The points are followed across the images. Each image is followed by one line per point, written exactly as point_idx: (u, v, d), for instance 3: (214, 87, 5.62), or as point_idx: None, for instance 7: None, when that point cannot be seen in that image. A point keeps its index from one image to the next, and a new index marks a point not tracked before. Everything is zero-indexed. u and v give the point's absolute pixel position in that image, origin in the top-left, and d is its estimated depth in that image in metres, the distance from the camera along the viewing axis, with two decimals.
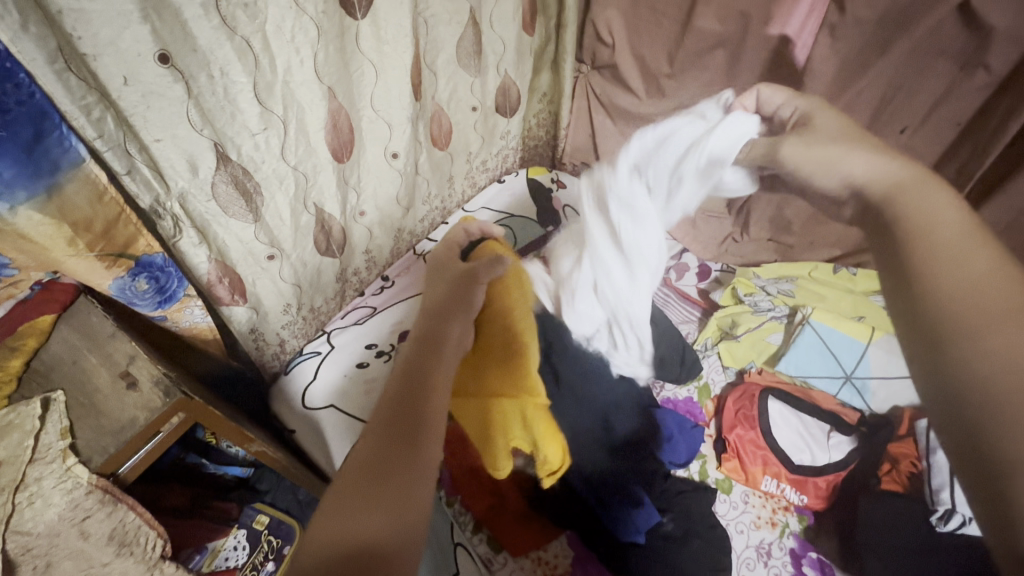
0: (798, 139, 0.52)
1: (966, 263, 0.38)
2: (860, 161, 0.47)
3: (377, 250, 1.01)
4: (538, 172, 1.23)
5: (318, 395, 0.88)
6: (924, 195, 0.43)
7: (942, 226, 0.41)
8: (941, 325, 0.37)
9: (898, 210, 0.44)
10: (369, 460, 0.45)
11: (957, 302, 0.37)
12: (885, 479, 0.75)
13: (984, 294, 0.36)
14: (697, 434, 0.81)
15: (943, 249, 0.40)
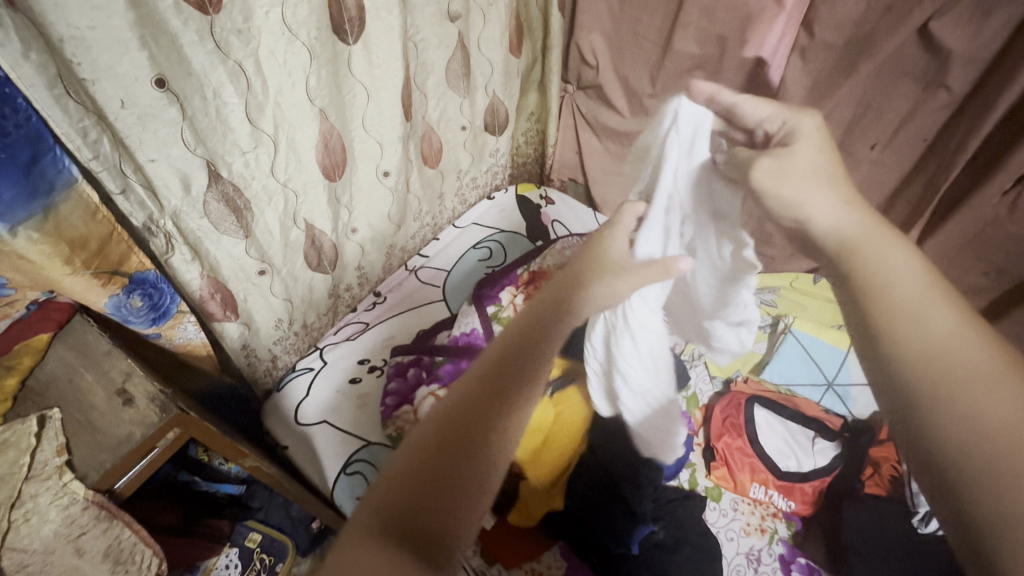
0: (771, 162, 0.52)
1: (929, 320, 0.43)
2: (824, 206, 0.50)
3: (369, 266, 1.03)
4: (527, 188, 1.26)
5: (312, 411, 0.89)
6: (889, 251, 0.48)
7: (905, 281, 0.46)
8: (922, 375, 0.42)
9: (863, 262, 0.48)
10: (427, 455, 0.44)
11: (931, 354, 0.42)
12: (868, 483, 0.77)
13: (946, 352, 0.42)
14: (686, 444, 0.83)
15: (907, 305, 0.45)
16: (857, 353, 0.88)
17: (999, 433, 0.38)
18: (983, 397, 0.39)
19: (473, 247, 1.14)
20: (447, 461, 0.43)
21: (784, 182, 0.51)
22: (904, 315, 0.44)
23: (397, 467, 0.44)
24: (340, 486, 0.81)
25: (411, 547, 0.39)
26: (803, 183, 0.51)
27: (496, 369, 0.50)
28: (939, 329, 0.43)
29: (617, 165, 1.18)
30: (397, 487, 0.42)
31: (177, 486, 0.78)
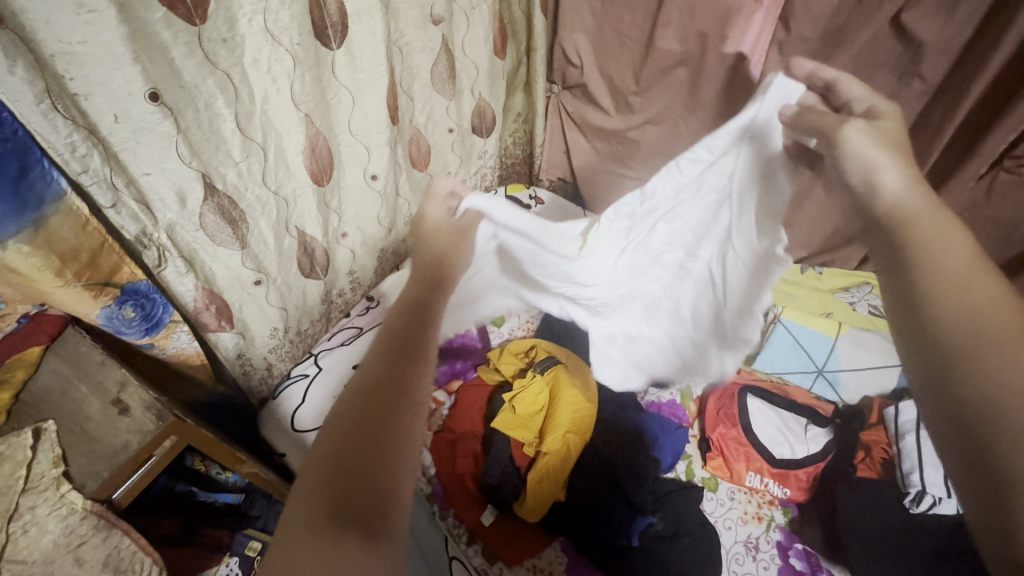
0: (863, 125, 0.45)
1: (971, 293, 0.37)
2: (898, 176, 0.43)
3: (361, 271, 1.03)
4: (517, 188, 1.26)
5: (308, 416, 0.89)
6: (939, 225, 0.41)
7: (950, 254, 0.39)
8: (949, 347, 0.37)
9: (918, 229, 0.41)
10: (343, 455, 0.41)
11: (981, 325, 0.36)
12: (860, 467, 0.77)
13: (994, 325, 0.36)
14: (681, 436, 0.84)
15: (947, 273, 0.39)
16: (844, 340, 0.89)
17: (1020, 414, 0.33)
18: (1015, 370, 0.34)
19: None
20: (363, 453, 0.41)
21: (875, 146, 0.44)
22: (936, 288, 0.38)
23: (326, 465, 0.41)
24: None
25: (350, 538, 0.37)
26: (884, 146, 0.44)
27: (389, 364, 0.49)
28: (983, 294, 0.37)
29: (605, 163, 1.20)
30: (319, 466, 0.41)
31: (176, 497, 0.79)
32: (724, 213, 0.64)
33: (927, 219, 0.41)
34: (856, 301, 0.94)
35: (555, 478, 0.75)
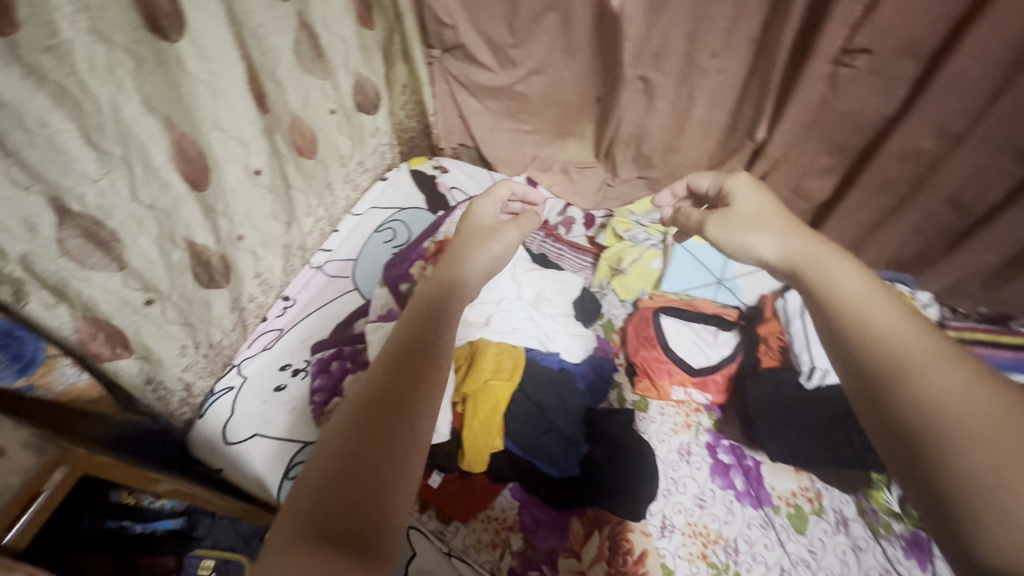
0: (716, 223, 0.75)
1: (872, 315, 0.56)
2: (768, 242, 0.69)
3: (268, 271, 0.97)
4: (419, 162, 1.26)
5: (240, 428, 0.88)
6: (834, 271, 0.62)
7: (847, 290, 0.60)
8: (886, 357, 0.53)
9: (812, 279, 0.63)
10: (337, 476, 0.50)
11: (893, 344, 0.53)
12: (763, 358, 0.85)
13: (894, 342, 0.53)
14: (606, 364, 0.90)
15: (853, 305, 0.58)
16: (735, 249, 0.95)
17: (949, 398, 0.47)
18: (945, 371, 0.49)
19: (375, 231, 1.14)
20: (354, 475, 0.50)
21: (734, 230, 0.72)
22: (851, 317, 0.57)
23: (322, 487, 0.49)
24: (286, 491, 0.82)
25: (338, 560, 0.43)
26: (745, 229, 0.71)
27: (392, 371, 0.60)
28: (882, 321, 0.56)
29: (501, 122, 1.20)
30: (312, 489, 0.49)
31: (107, 534, 0.74)
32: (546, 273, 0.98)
33: (823, 267, 0.63)
34: None
35: (492, 423, 0.79)
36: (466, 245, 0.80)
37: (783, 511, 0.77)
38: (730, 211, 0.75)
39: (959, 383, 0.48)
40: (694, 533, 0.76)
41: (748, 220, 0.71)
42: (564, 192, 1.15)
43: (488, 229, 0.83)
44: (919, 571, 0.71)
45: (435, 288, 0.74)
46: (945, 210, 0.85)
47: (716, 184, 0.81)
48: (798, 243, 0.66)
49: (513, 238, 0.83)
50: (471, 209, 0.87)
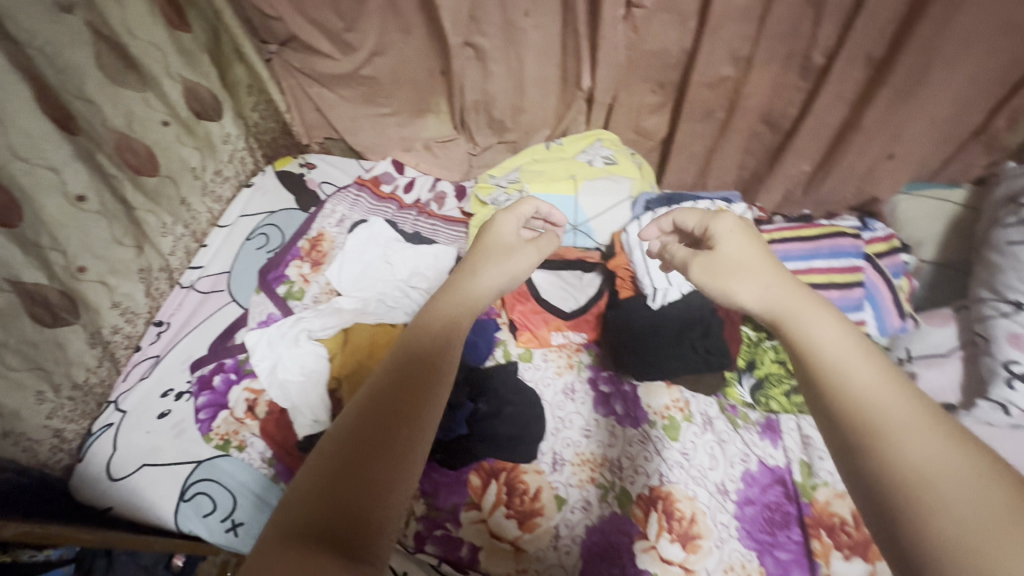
0: (700, 266, 0.57)
1: (857, 368, 0.43)
2: (746, 283, 0.52)
3: (128, 299, 0.93)
4: (284, 162, 1.23)
5: (125, 462, 0.85)
6: (815, 321, 0.47)
7: (826, 344, 0.45)
8: (866, 425, 0.40)
9: (790, 332, 0.48)
10: (343, 464, 0.40)
11: (876, 413, 0.40)
12: (620, 288, 0.89)
13: (879, 407, 0.40)
14: (488, 326, 0.94)
15: (832, 357, 0.45)
16: (582, 193, 0.97)
17: (931, 482, 0.36)
18: (933, 452, 0.37)
19: (247, 239, 1.11)
20: (358, 468, 0.40)
21: (716, 274, 0.55)
22: (831, 378, 0.44)
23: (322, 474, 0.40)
24: (183, 512, 0.81)
25: (333, 559, 0.34)
26: (727, 270, 0.54)
27: (416, 360, 0.50)
28: (864, 386, 0.42)
29: (358, 108, 1.16)
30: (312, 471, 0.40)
31: None
32: (424, 250, 0.98)
33: (802, 315, 0.49)
34: (592, 158, 0.99)
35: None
36: (489, 250, 0.65)
37: (658, 424, 0.84)
38: (712, 253, 0.57)
39: (955, 472, 0.36)
40: (582, 462, 0.82)
41: (730, 263, 0.55)
42: (431, 169, 1.16)
43: (509, 248, 0.66)
44: (772, 449, 0.80)
45: (465, 271, 0.63)
46: (761, 127, 0.93)
47: (700, 220, 0.62)
48: (777, 287, 0.51)
49: (531, 262, 0.66)
50: (492, 222, 0.70)
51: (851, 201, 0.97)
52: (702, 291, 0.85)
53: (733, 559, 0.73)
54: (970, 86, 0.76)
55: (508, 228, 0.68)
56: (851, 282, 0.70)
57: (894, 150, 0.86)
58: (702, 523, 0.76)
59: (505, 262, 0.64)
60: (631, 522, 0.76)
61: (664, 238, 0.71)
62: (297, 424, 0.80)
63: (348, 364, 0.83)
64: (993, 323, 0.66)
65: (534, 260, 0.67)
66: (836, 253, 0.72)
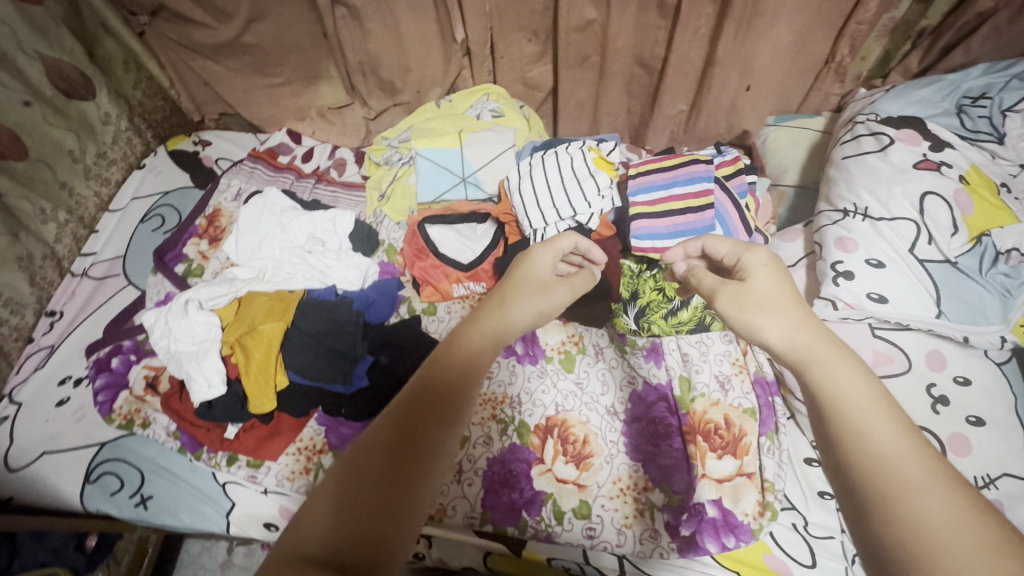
0: (730, 296, 0.52)
1: (876, 422, 0.40)
2: (774, 320, 0.48)
3: (10, 289, 0.91)
4: (177, 141, 1.19)
5: (23, 452, 0.82)
6: (838, 368, 0.44)
7: (849, 392, 0.42)
8: (877, 478, 0.37)
9: (811, 380, 0.44)
10: (365, 504, 0.36)
11: (890, 468, 0.37)
12: (510, 235, 0.94)
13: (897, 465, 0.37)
14: (389, 284, 0.94)
15: (852, 411, 0.41)
16: (468, 145, 0.99)
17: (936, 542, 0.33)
18: (935, 505, 0.35)
19: (142, 221, 1.08)
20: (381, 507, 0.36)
21: (750, 308, 0.50)
22: (849, 429, 0.40)
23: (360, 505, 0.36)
24: (89, 494, 0.80)
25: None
26: (760, 308, 0.50)
27: (453, 382, 0.45)
28: (882, 439, 0.39)
29: (250, 80, 1.10)
30: (325, 500, 0.36)
31: None
32: (318, 213, 0.97)
33: (828, 362, 0.45)
34: (480, 112, 1.03)
35: (267, 363, 0.81)
36: (517, 289, 0.56)
37: (554, 358, 0.89)
38: (742, 284, 0.53)
39: (965, 538, 0.33)
40: (483, 401, 0.85)
41: (761, 298, 0.50)
42: (329, 137, 1.16)
43: (544, 286, 0.57)
44: (655, 368, 0.85)
45: (492, 303, 0.54)
46: (636, 70, 0.97)
47: (733, 250, 0.58)
48: (809, 333, 0.47)
49: (564, 302, 0.58)
50: (524, 254, 0.61)
51: (725, 136, 1.03)
52: (580, 229, 0.88)
53: (621, 472, 0.79)
54: (803, 14, 0.83)
55: (542, 265, 0.59)
56: (704, 205, 0.78)
57: (750, 82, 0.93)
58: (593, 443, 0.81)
59: (538, 298, 0.55)
60: (527, 450, 0.81)
61: (689, 261, 0.66)
62: (193, 393, 0.80)
63: (242, 331, 0.84)
64: (826, 229, 0.73)
65: (566, 297, 0.58)
66: (691, 180, 0.80)
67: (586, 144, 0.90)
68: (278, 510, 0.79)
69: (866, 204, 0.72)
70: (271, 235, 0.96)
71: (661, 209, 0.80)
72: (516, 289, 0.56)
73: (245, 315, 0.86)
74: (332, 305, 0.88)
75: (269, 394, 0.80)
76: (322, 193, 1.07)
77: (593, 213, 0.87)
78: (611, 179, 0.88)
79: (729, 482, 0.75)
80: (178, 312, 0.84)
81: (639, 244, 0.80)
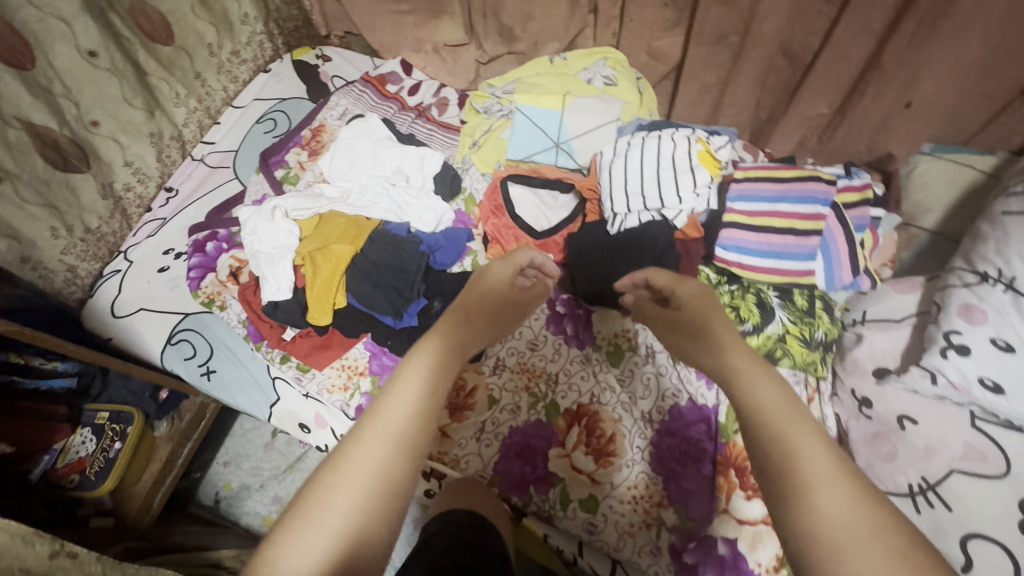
0: (666, 314, 0.63)
1: (792, 429, 0.40)
2: (706, 343, 0.52)
3: (139, 160, 1.02)
4: (302, 52, 1.23)
5: (126, 303, 0.95)
6: (753, 373, 0.45)
7: (762, 396, 0.42)
8: (789, 474, 0.37)
9: (733, 383, 0.45)
10: (329, 500, 0.39)
11: (802, 466, 0.37)
12: (589, 213, 0.89)
13: (801, 454, 0.38)
14: (459, 234, 0.94)
15: (765, 413, 0.41)
16: (570, 110, 0.95)
17: (837, 526, 0.34)
18: (838, 493, 0.36)
19: (257, 122, 1.16)
20: (340, 495, 0.39)
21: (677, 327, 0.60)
22: (762, 432, 0.40)
23: (344, 510, 0.38)
24: (168, 354, 0.91)
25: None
26: (686, 324, 0.58)
27: (425, 371, 0.47)
28: (795, 442, 0.39)
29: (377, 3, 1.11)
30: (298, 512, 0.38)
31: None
32: (411, 149, 0.99)
33: (745, 371, 0.45)
34: (593, 76, 0.97)
35: (330, 282, 0.86)
36: (486, 296, 0.66)
37: (602, 349, 0.85)
38: (675, 306, 0.62)
39: (859, 522, 0.34)
40: (521, 370, 0.85)
41: (682, 317, 0.59)
42: (438, 74, 1.14)
43: (504, 298, 0.69)
44: (705, 390, 0.80)
45: (461, 314, 0.59)
46: (779, 60, 0.85)
47: (665, 277, 0.66)
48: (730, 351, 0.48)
49: (518, 309, 0.73)
50: (488, 266, 0.73)
51: (864, 156, 0.90)
52: (663, 224, 0.81)
53: (638, 480, 0.76)
54: (1004, 26, 0.68)
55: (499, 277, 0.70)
56: (811, 229, 0.73)
57: (911, 99, 0.79)
58: (619, 443, 0.78)
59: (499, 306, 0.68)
60: (551, 430, 0.81)
61: (635, 289, 0.74)
62: (264, 291, 0.87)
63: (315, 246, 0.89)
64: (952, 292, 0.63)
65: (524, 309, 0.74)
66: (803, 199, 0.74)
67: (696, 134, 0.83)
68: (313, 416, 0.86)
69: (1014, 273, 0.59)
70: (363, 161, 0.99)
71: (760, 223, 0.75)
72: (477, 300, 0.65)
73: (324, 231, 0.91)
74: (405, 241, 0.90)
75: (331, 309, 0.86)
76: (420, 132, 1.08)
77: (681, 211, 0.81)
78: (711, 178, 0.81)
79: (751, 526, 0.70)
80: (261, 214, 0.91)
81: (723, 255, 0.77)
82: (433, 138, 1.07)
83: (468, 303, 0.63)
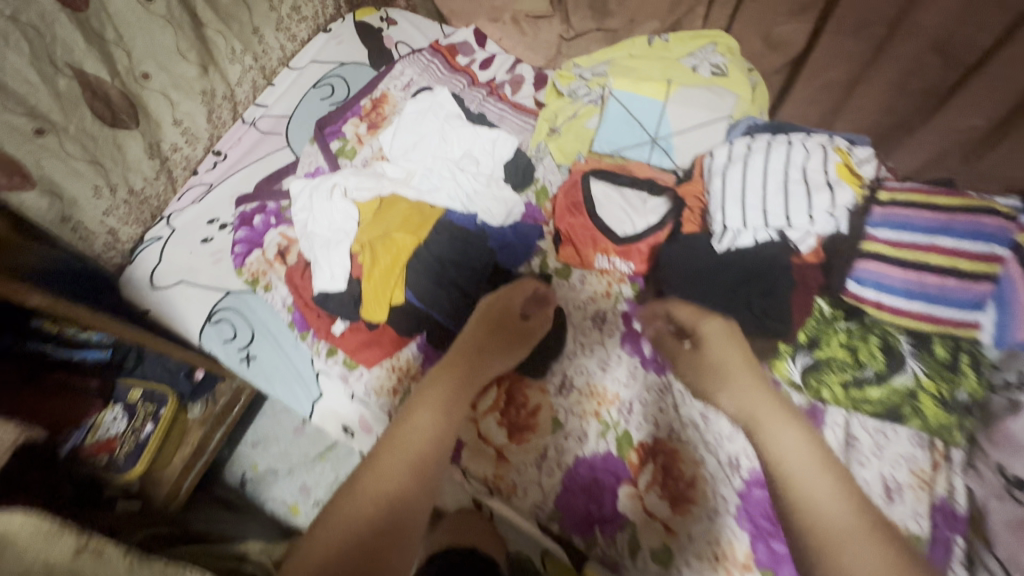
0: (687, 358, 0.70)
1: (820, 488, 0.55)
2: (729, 393, 0.66)
3: (189, 119, 0.94)
4: (366, 12, 1.13)
5: (166, 274, 0.88)
6: (784, 435, 0.61)
7: (793, 455, 0.59)
8: (822, 535, 0.52)
9: (762, 439, 0.61)
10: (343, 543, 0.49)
11: (831, 526, 0.52)
12: (685, 223, 0.78)
13: (831, 516, 0.53)
14: (530, 232, 0.84)
15: (800, 482, 0.56)
16: (673, 101, 0.84)
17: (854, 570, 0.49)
18: (862, 551, 0.50)
19: (313, 86, 1.06)
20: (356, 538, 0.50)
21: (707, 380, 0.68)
22: (799, 496, 0.55)
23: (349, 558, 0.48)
24: (207, 333, 0.84)
25: None
26: (713, 376, 0.67)
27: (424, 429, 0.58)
28: (824, 498, 0.54)
29: None
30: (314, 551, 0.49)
31: (26, 356, 0.77)
32: (483, 130, 0.89)
33: (774, 427, 0.62)
34: (699, 64, 0.86)
35: (391, 272, 0.78)
36: (491, 338, 0.72)
37: None
38: (699, 352, 0.70)
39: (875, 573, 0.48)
40: (591, 393, 0.75)
41: (713, 367, 0.68)
42: (516, 49, 1.03)
43: (514, 335, 0.73)
44: None
45: (458, 361, 0.68)
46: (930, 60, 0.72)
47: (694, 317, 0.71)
48: (755, 401, 0.64)
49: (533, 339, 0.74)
50: (493, 294, 0.77)
51: None
52: (783, 245, 0.71)
53: (721, 534, 0.65)
54: None
55: (501, 304, 0.74)
56: (978, 271, 0.63)
57: None
58: (699, 488, 0.68)
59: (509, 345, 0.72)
60: (622, 465, 0.71)
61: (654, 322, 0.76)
62: (316, 279, 0.80)
63: (376, 234, 0.80)
64: None
65: (530, 340, 0.74)
66: (974, 233, 0.64)
67: (834, 143, 0.72)
68: (358, 419, 0.79)
69: None
70: (428, 140, 0.89)
71: (908, 255, 0.65)
72: (476, 334, 0.72)
73: (385, 216, 0.82)
74: (473, 236, 0.81)
75: (385, 304, 0.78)
76: (492, 111, 0.97)
77: (809, 232, 0.70)
78: (854, 198, 0.69)
79: None
80: (319, 192, 0.84)
81: (858, 290, 0.68)
82: (504, 119, 0.97)
83: (473, 344, 0.70)
